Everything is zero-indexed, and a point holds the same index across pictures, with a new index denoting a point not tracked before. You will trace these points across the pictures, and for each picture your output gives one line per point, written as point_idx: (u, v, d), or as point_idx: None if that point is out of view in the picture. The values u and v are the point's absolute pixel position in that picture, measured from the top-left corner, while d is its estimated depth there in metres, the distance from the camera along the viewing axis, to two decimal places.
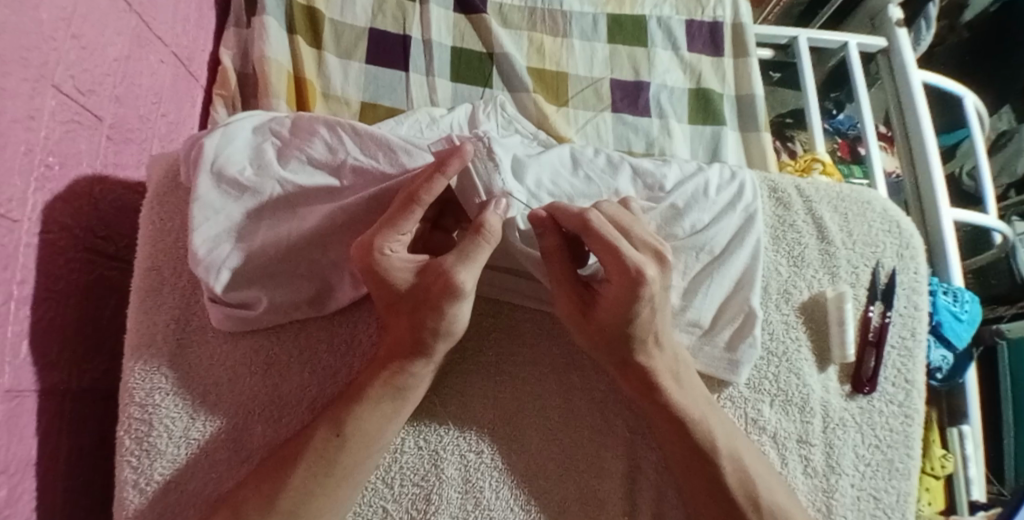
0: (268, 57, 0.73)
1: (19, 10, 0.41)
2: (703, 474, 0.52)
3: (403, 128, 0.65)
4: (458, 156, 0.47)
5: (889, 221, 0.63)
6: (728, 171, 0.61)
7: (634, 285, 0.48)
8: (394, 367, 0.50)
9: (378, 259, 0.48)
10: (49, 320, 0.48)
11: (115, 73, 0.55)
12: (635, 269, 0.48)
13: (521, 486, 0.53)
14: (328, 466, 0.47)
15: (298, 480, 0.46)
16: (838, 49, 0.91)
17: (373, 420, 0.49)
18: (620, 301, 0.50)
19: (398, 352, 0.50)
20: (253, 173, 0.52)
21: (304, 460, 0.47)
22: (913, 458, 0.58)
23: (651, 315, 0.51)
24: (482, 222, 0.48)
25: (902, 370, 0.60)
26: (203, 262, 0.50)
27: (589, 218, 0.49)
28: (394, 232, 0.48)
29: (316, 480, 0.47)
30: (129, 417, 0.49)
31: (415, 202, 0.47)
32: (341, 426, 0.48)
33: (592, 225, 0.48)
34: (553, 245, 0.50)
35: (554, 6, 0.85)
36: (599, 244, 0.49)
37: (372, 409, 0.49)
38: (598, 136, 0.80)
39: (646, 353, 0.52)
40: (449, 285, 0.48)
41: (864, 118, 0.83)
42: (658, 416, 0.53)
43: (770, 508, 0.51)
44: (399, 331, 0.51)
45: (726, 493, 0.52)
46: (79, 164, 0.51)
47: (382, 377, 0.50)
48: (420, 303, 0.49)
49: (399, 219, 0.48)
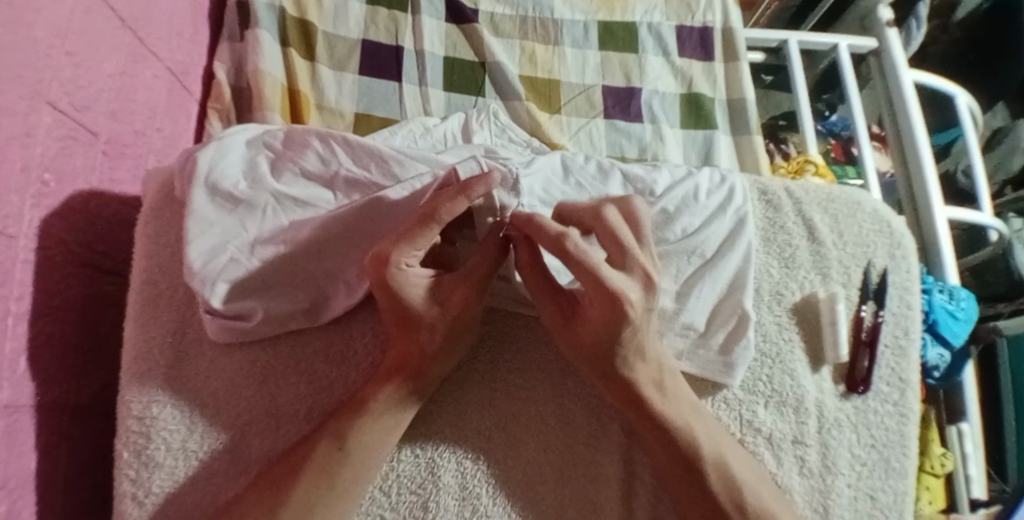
0: (263, 71, 0.74)
1: (13, 28, 0.42)
2: (692, 481, 0.52)
3: (397, 139, 0.67)
4: (484, 182, 0.47)
5: (879, 221, 0.64)
6: (719, 175, 0.61)
7: (616, 309, 0.49)
8: (395, 382, 0.51)
9: (394, 274, 0.48)
10: (46, 335, 0.48)
11: (109, 89, 0.55)
12: (618, 295, 0.49)
13: (518, 493, 0.53)
14: (330, 478, 0.47)
15: (301, 493, 0.47)
16: (831, 51, 0.92)
17: (374, 433, 0.49)
18: (605, 318, 0.50)
19: (400, 362, 0.52)
20: (247, 187, 0.53)
21: (306, 473, 0.47)
22: (909, 457, 0.58)
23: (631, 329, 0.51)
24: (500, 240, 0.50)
25: (896, 369, 0.60)
26: (199, 275, 0.50)
27: (566, 245, 0.48)
28: (411, 248, 0.48)
29: (319, 492, 0.47)
30: (128, 430, 0.50)
31: (433, 220, 0.47)
32: (342, 439, 0.48)
33: (569, 252, 0.48)
34: (527, 262, 0.51)
35: (545, 15, 0.86)
36: (579, 269, 0.49)
37: (376, 420, 0.49)
38: (590, 142, 0.81)
39: (635, 363, 0.53)
40: (467, 303, 0.51)
41: (856, 118, 0.84)
42: (652, 426, 0.53)
43: (757, 510, 0.51)
44: (407, 346, 0.52)
45: (712, 499, 0.52)
46: (75, 180, 0.51)
47: (387, 390, 0.50)
48: (431, 317, 0.51)
49: (416, 236, 0.48)
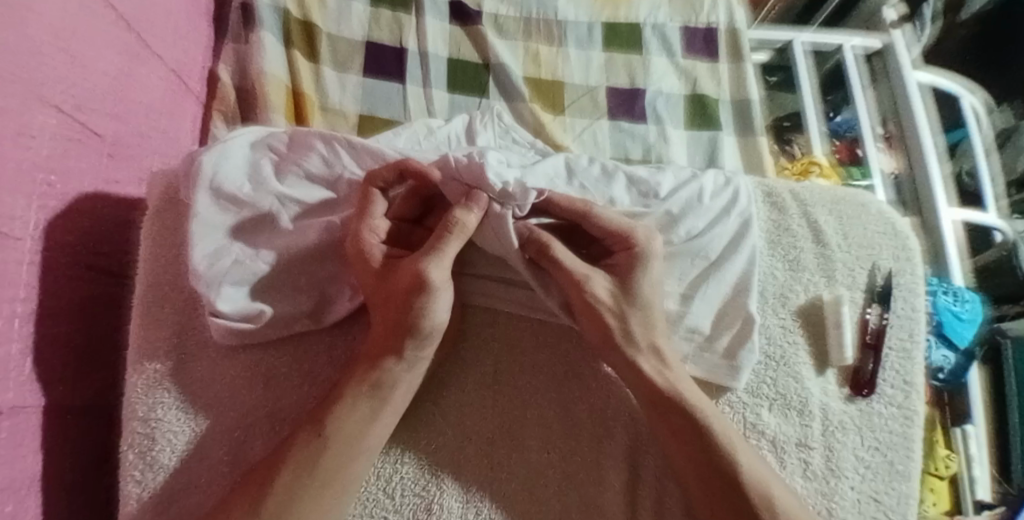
0: (266, 72, 0.74)
1: (16, 30, 0.42)
2: (711, 468, 0.50)
3: (401, 140, 0.66)
4: (419, 174, 0.52)
5: (886, 224, 0.64)
6: (723, 177, 0.61)
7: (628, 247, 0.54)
8: (367, 366, 0.50)
9: (363, 244, 0.52)
10: (51, 336, 0.48)
11: (114, 92, 0.55)
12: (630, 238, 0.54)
13: (521, 494, 0.53)
14: (312, 466, 0.47)
15: (284, 481, 0.46)
16: (834, 52, 0.94)
17: (353, 422, 0.49)
18: (632, 264, 0.54)
19: (377, 348, 0.51)
20: (251, 190, 0.53)
21: (289, 462, 0.47)
22: (913, 460, 0.57)
23: (625, 305, 0.54)
24: (451, 216, 0.51)
25: (901, 371, 0.60)
26: (203, 278, 0.50)
27: (590, 209, 0.54)
28: (371, 219, 0.53)
29: (303, 480, 0.47)
30: (132, 431, 0.50)
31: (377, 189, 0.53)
32: (322, 426, 0.48)
33: (592, 214, 0.54)
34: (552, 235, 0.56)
35: (548, 15, 0.85)
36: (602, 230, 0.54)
37: (352, 409, 0.49)
38: (595, 143, 0.80)
39: (648, 348, 0.54)
40: (417, 276, 0.50)
41: (861, 118, 0.85)
42: (666, 422, 0.52)
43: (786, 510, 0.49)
44: (386, 331, 0.51)
45: (743, 491, 0.49)
46: (79, 183, 0.51)
47: (358, 377, 0.50)
48: (392, 295, 0.51)
49: (370, 206, 0.53)
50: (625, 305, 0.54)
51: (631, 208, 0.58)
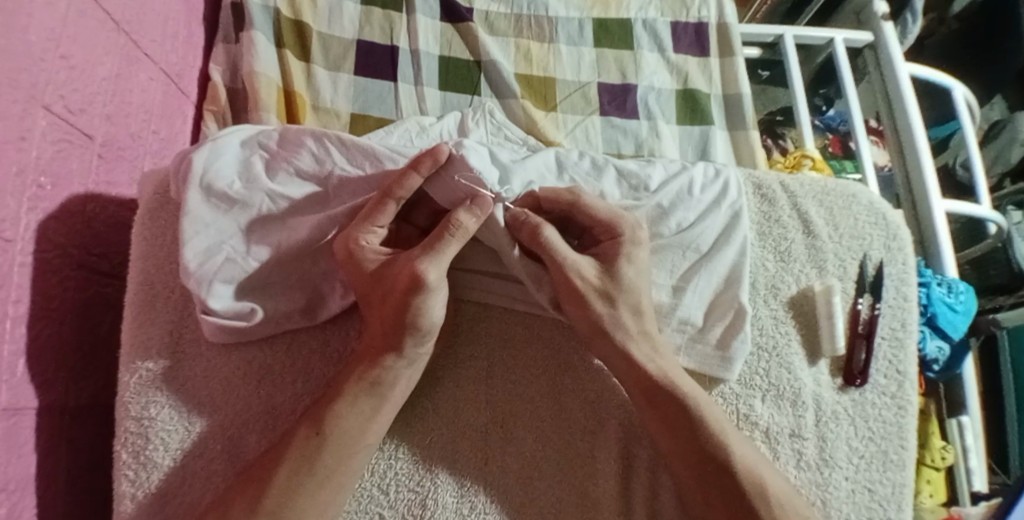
0: (258, 71, 0.74)
1: (7, 33, 0.42)
2: (704, 462, 0.51)
3: (394, 138, 0.67)
4: (431, 156, 0.51)
5: (876, 214, 0.64)
6: (713, 170, 0.61)
7: (611, 231, 0.54)
8: (369, 362, 0.50)
9: (355, 250, 0.51)
10: (45, 337, 0.48)
11: (105, 92, 0.56)
12: (611, 219, 0.54)
13: (516, 488, 0.53)
14: (310, 465, 0.47)
15: (281, 480, 0.46)
16: (826, 45, 0.92)
17: (352, 422, 0.49)
18: (616, 254, 0.54)
19: (375, 345, 0.51)
20: (242, 187, 0.53)
21: (287, 459, 0.47)
22: (907, 450, 0.58)
23: (612, 291, 0.53)
24: (453, 218, 0.50)
25: (893, 361, 0.60)
26: (195, 275, 0.51)
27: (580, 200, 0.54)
28: (371, 225, 0.52)
29: (302, 478, 0.47)
30: (126, 431, 0.50)
31: (389, 197, 0.51)
32: (320, 425, 0.48)
33: (581, 203, 0.54)
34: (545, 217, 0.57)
35: (540, 12, 0.86)
36: (597, 222, 0.54)
37: (348, 407, 0.49)
38: (587, 140, 0.81)
39: (634, 347, 0.54)
40: (413, 276, 0.49)
41: (852, 111, 0.84)
42: (665, 424, 0.52)
43: (778, 501, 0.50)
44: (381, 328, 0.51)
45: (735, 479, 0.50)
46: (72, 183, 0.51)
47: (359, 374, 0.50)
48: (387, 294, 0.51)
49: (374, 213, 0.51)
50: (618, 286, 0.54)
51: (622, 201, 0.58)
